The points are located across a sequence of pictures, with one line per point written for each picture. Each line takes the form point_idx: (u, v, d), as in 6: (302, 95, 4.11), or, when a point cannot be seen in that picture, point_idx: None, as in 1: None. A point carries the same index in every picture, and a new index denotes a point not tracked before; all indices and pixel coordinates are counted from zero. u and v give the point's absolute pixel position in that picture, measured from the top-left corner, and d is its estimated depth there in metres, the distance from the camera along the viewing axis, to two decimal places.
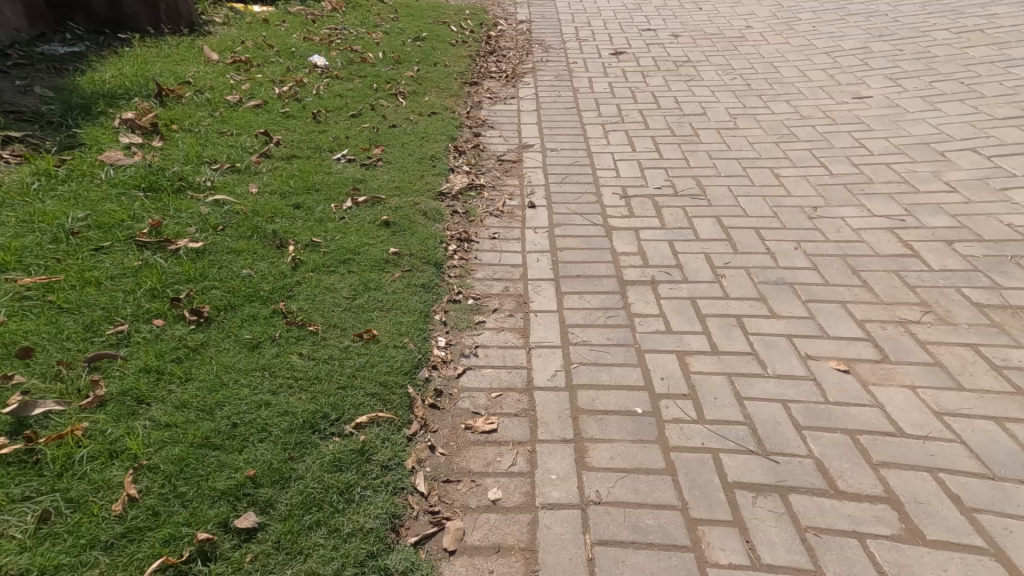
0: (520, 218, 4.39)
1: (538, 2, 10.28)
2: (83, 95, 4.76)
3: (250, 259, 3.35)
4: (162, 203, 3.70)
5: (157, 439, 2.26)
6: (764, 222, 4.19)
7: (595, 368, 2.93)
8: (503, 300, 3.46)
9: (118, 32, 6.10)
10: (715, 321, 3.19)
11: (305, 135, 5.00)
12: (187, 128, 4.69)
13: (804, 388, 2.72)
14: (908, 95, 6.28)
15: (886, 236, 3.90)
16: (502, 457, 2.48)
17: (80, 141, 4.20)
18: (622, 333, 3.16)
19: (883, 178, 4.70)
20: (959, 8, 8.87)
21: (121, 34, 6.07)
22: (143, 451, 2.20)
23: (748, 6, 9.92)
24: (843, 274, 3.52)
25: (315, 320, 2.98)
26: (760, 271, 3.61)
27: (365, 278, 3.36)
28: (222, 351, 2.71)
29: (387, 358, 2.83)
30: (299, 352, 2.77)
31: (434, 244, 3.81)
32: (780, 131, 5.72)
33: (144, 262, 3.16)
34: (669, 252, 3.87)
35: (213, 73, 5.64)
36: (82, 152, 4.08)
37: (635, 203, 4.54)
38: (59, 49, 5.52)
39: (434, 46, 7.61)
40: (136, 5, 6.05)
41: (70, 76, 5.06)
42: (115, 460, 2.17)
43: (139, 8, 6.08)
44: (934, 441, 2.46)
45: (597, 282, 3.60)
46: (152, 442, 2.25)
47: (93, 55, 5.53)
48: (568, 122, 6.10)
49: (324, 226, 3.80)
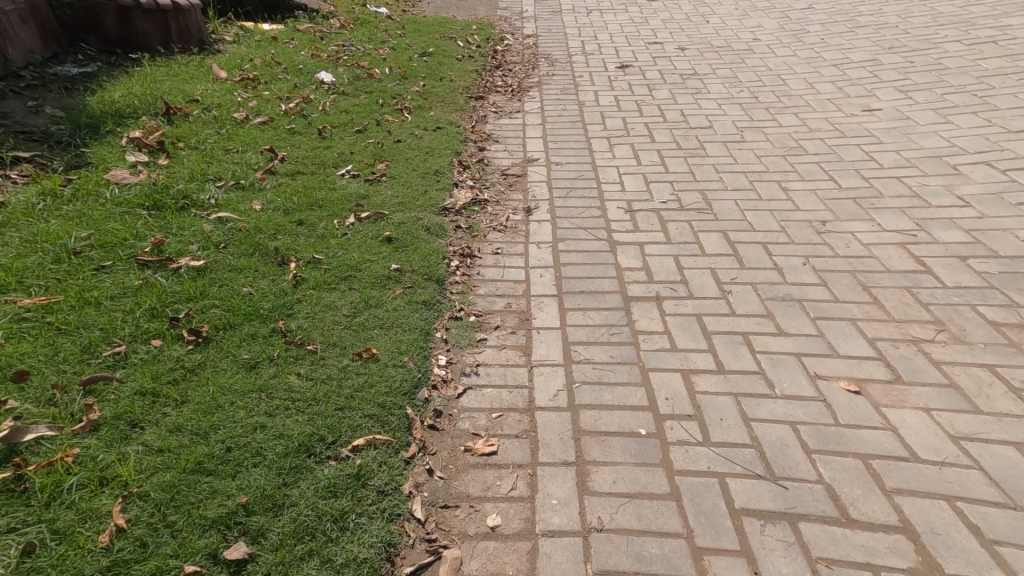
0: (524, 232, 4.36)
1: (545, 16, 10.34)
2: (92, 114, 4.82)
3: (251, 277, 3.35)
4: (166, 221, 3.72)
5: (148, 465, 2.23)
6: (772, 237, 4.13)
7: (598, 387, 2.87)
8: (505, 316, 3.43)
9: (129, 52, 6.20)
10: (721, 339, 3.13)
11: (310, 151, 5.03)
12: (193, 146, 4.73)
13: (813, 409, 2.64)
14: (918, 108, 6.21)
15: (897, 251, 3.83)
16: (502, 481, 2.42)
17: (87, 160, 4.24)
18: (626, 350, 3.10)
19: (893, 191, 4.63)
20: (971, 20, 8.79)
21: (132, 54, 6.16)
22: (134, 478, 2.18)
23: (755, 18, 9.91)
24: (853, 291, 3.45)
25: (314, 339, 2.96)
26: (768, 287, 3.55)
27: (366, 295, 3.34)
28: (219, 371, 2.69)
29: (386, 378, 2.80)
30: (297, 372, 2.75)
31: (436, 260, 3.79)
32: (788, 144, 5.67)
33: (145, 280, 3.17)
34: (674, 267, 3.83)
35: (220, 90, 5.71)
36: (88, 171, 4.13)
37: (640, 218, 4.50)
38: (71, 70, 5.62)
39: (440, 61, 7.66)
40: (148, 25, 6.16)
41: (80, 96, 5.14)
42: (104, 488, 2.15)
43: (150, 28, 6.20)
44: (951, 467, 2.37)
45: (601, 298, 3.56)
46: (144, 468, 2.23)
47: (104, 75, 5.61)
48: (573, 135, 6.10)
49: (326, 243, 3.80)
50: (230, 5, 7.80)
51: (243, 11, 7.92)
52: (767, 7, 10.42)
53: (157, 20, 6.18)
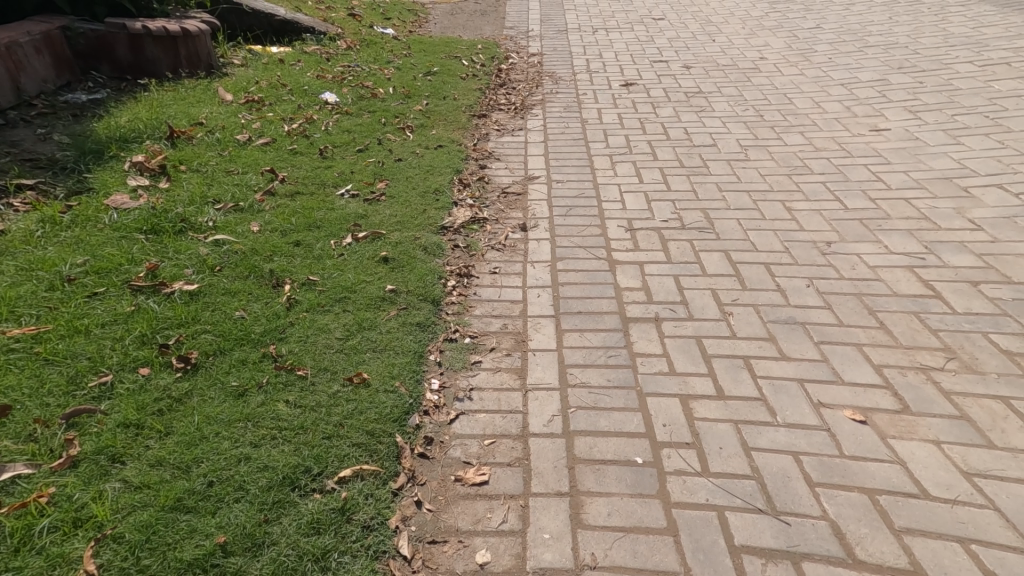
0: (522, 251, 4.32)
1: (551, 35, 10.40)
2: (98, 139, 4.86)
3: (244, 300, 3.39)
4: (163, 245, 3.74)
5: (125, 504, 2.23)
6: (775, 257, 4.07)
7: (594, 413, 2.79)
8: (501, 338, 3.38)
9: (139, 78, 6.25)
10: (722, 362, 3.05)
11: (311, 172, 5.03)
12: (195, 169, 4.75)
13: (817, 438, 2.55)
14: (928, 129, 6.16)
15: (905, 275, 3.74)
16: (492, 514, 2.35)
17: (89, 185, 4.26)
18: (623, 374, 3.03)
19: (901, 213, 4.56)
20: (983, 41, 8.76)
21: (142, 80, 6.21)
22: (109, 519, 2.17)
23: (762, 36, 9.93)
24: (859, 315, 3.36)
25: (305, 365, 3.00)
26: (770, 309, 3.48)
27: (360, 317, 3.37)
28: (206, 400, 2.73)
29: (375, 404, 2.81)
30: (286, 400, 2.78)
31: (432, 280, 3.77)
32: (793, 163, 5.62)
33: (136, 306, 3.20)
34: (675, 287, 3.77)
35: (225, 113, 5.75)
36: (89, 196, 4.14)
37: (641, 237, 4.45)
38: (81, 97, 5.67)
39: (445, 80, 7.70)
40: (157, 50, 6.21)
41: (86, 121, 5.18)
42: (77, 530, 2.14)
43: (159, 53, 6.25)
44: (963, 505, 2.27)
45: (599, 319, 3.50)
46: (120, 507, 2.22)
47: (112, 101, 5.67)
48: (575, 153, 6.08)
49: (322, 264, 3.81)
50: (239, 29, 7.89)
51: (252, 35, 8.00)
52: (773, 27, 10.44)
53: (167, 46, 6.24)
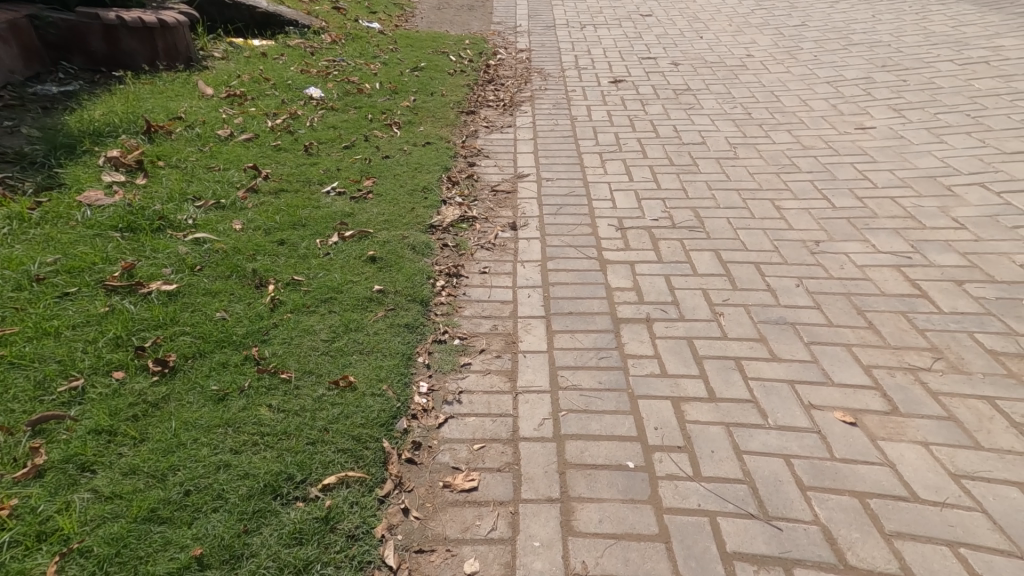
0: (512, 251, 4.30)
1: (539, 31, 10.32)
2: (70, 133, 4.72)
3: (226, 300, 3.35)
4: (139, 243, 3.67)
5: (94, 515, 2.18)
6: (764, 257, 4.07)
7: (585, 416, 2.78)
8: (491, 339, 3.40)
9: (114, 70, 6.07)
10: (712, 363, 3.06)
11: (295, 169, 4.93)
12: (173, 164, 4.63)
13: (808, 441, 2.53)
14: (912, 127, 6.19)
15: (892, 274, 3.75)
16: (481, 521, 2.32)
17: (60, 181, 4.13)
18: (615, 376, 3.03)
19: (887, 212, 4.57)
20: (964, 40, 8.85)
21: (116, 72, 6.03)
22: (76, 531, 2.12)
23: (749, 34, 9.94)
24: (848, 315, 3.36)
25: (289, 368, 2.97)
26: (760, 309, 3.50)
27: (346, 318, 3.35)
28: (184, 405, 2.69)
29: (362, 408, 2.79)
30: (269, 404, 2.75)
31: (420, 280, 3.76)
32: (781, 162, 5.63)
33: (110, 306, 3.15)
34: (666, 287, 3.79)
35: (206, 107, 5.62)
36: (60, 193, 4.02)
37: (631, 236, 4.43)
38: (51, 89, 5.51)
39: (432, 76, 7.60)
40: (134, 42, 6.04)
41: (58, 115, 5.03)
42: (42, 544, 2.08)
43: (136, 45, 6.07)
44: (952, 508, 2.27)
45: (590, 320, 3.53)
46: (89, 520, 2.17)
47: (85, 93, 5.51)
48: (564, 151, 6.04)
49: (307, 263, 3.78)
50: (220, 22, 7.77)
51: (233, 28, 7.85)
52: (760, 24, 10.46)
53: (143, 37, 6.07)
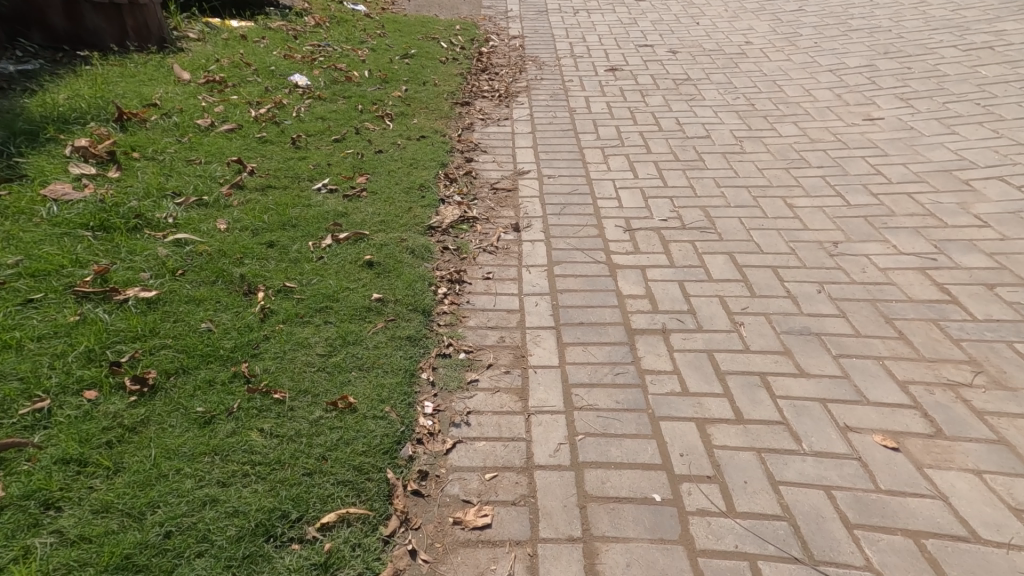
0: (516, 254, 4.08)
1: (531, 16, 10.01)
2: (31, 119, 4.41)
3: (210, 310, 3.11)
4: (113, 244, 3.41)
5: (58, 563, 1.95)
6: (781, 260, 3.88)
7: (604, 441, 2.62)
8: (498, 352, 3.20)
9: (78, 49, 5.76)
10: (736, 380, 2.90)
11: (282, 163, 4.66)
12: (149, 156, 4.35)
13: (849, 470, 2.35)
14: (922, 118, 6.00)
15: (918, 278, 3.56)
16: (497, 565, 2.14)
17: (21, 173, 3.85)
18: (633, 395, 2.88)
19: (905, 209, 4.37)
20: (964, 24, 8.66)
21: (81, 51, 5.71)
22: None
23: (746, 20, 9.69)
24: (876, 324, 3.17)
25: (282, 387, 2.74)
26: (782, 318, 3.32)
27: (344, 330, 3.12)
28: (165, 429, 2.44)
29: (364, 432, 2.57)
30: (260, 428, 2.52)
31: (421, 287, 3.55)
32: (790, 155, 5.42)
33: (82, 316, 2.89)
34: (680, 294, 3.60)
35: (183, 94, 5.31)
36: (22, 185, 3.74)
37: (640, 238, 4.22)
38: (9, 68, 5.21)
39: (423, 63, 7.31)
40: (98, 20, 5.73)
41: (17, 98, 4.72)
42: None
43: (101, 23, 5.75)
44: (1018, 550, 2.09)
45: (603, 331, 3.34)
46: (51, 569, 1.93)
47: (47, 74, 5.20)
48: (565, 145, 5.80)
49: (299, 268, 3.54)
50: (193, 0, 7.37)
51: (208, 7, 7.49)
52: (757, 9, 10.20)
53: (109, 14, 5.75)
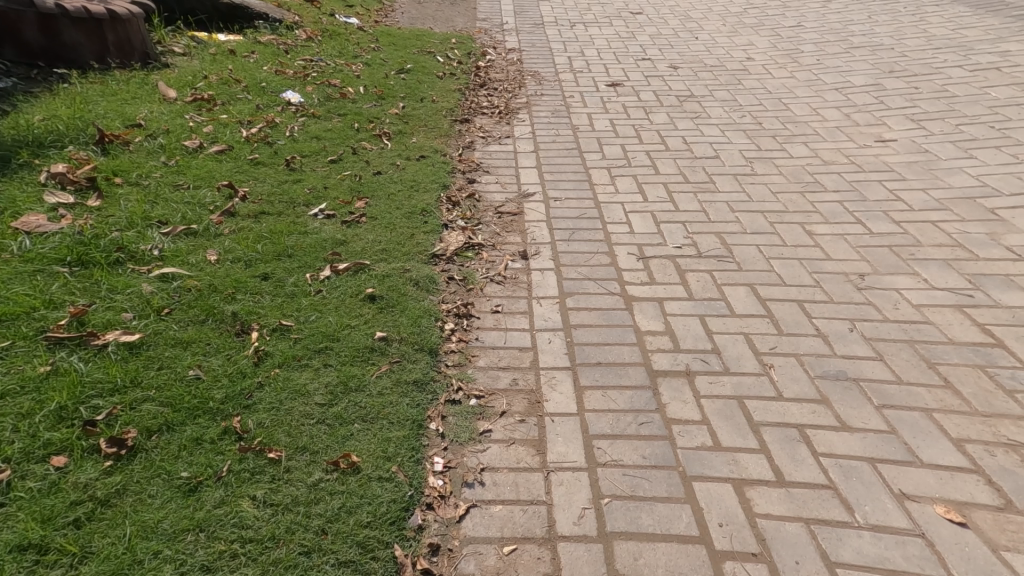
0: (525, 284, 3.84)
1: (527, 30, 9.85)
2: (4, 143, 4.17)
3: (199, 354, 2.85)
4: (92, 282, 3.16)
5: None
6: (806, 293, 3.66)
7: (634, 506, 2.40)
8: (511, 397, 2.94)
9: (54, 65, 5.49)
10: (774, 434, 2.70)
11: (276, 187, 4.42)
12: (133, 182, 4.11)
13: (912, 549, 2.22)
14: (936, 140, 5.86)
15: (955, 317, 3.39)
16: None
17: None
18: (660, 449, 2.65)
19: (931, 239, 4.19)
20: (967, 43, 8.59)
21: (58, 68, 5.46)
22: None
23: (746, 35, 9.57)
24: (919, 369, 3.02)
25: (278, 444, 2.47)
26: (815, 360, 3.11)
27: (345, 374, 2.87)
28: (144, 501, 2.17)
29: (368, 498, 2.32)
30: (252, 496, 2.25)
31: (428, 323, 3.30)
32: (804, 178, 5.24)
33: (53, 366, 2.63)
34: (703, 331, 3.37)
35: (168, 113, 5.06)
36: None
37: (655, 267, 4.00)
38: None
39: (419, 79, 7.11)
40: (77, 34, 5.46)
41: None
42: None
43: (80, 38, 5.49)
44: None
45: (624, 372, 3.10)
46: None
47: (23, 93, 4.95)
48: (571, 165, 5.59)
49: (296, 303, 3.29)
50: (179, 12, 7.13)
51: (195, 19, 7.25)
52: (756, 24, 10.10)
53: (89, 29, 5.50)
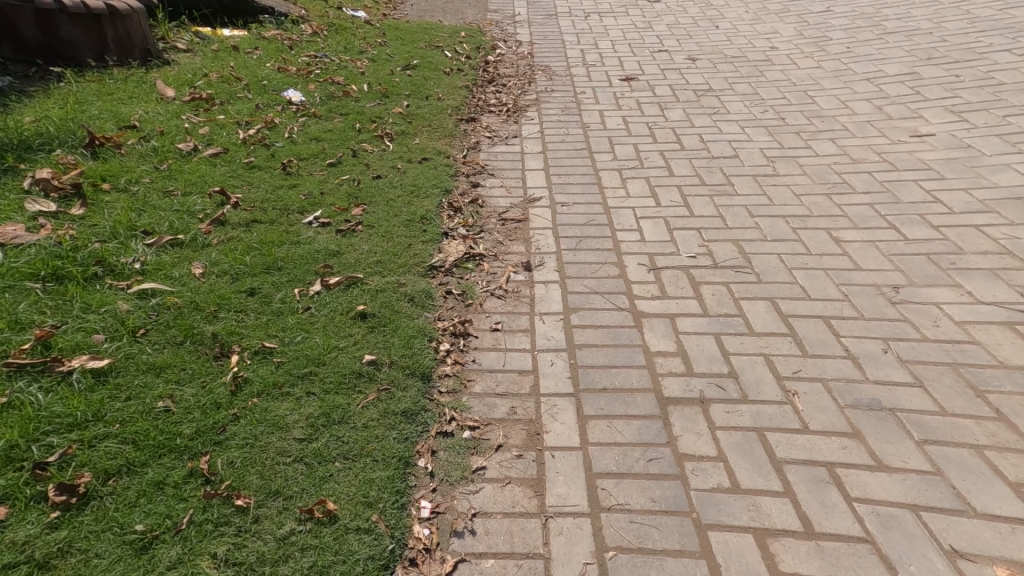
0: (528, 298, 3.57)
1: (540, 21, 9.53)
2: None
3: (172, 381, 2.63)
4: (66, 299, 2.97)
5: None
6: (836, 308, 3.34)
7: (642, 560, 2.14)
8: (508, 428, 2.68)
9: (52, 63, 5.35)
10: (801, 475, 2.41)
11: (271, 193, 4.20)
12: (121, 188, 3.92)
13: None
14: (979, 133, 5.45)
15: (1006, 335, 3.06)
16: None
17: None
18: (673, 491, 2.37)
19: (975, 246, 3.84)
20: (1013, 26, 8.05)
21: (56, 66, 5.31)
22: None
23: (769, 23, 9.13)
24: (965, 398, 2.71)
25: (248, 489, 2.25)
26: (846, 387, 2.80)
27: (329, 405, 2.63)
28: (89, 562, 1.97)
29: (343, 555, 2.09)
30: (213, 553, 2.04)
31: (421, 345, 3.05)
32: (830, 178, 4.88)
33: (9, 399, 2.43)
34: (720, 352, 3.07)
35: (164, 113, 4.88)
36: None
37: (667, 278, 3.70)
38: None
39: (426, 75, 6.85)
40: (76, 31, 5.31)
41: None
42: None
43: (80, 35, 5.33)
44: None
45: (632, 399, 2.81)
46: None
47: (16, 93, 4.81)
48: (580, 166, 5.30)
49: (282, 322, 3.07)
50: (183, 7, 6.95)
51: (199, 14, 7.07)
52: (780, 10, 9.65)
53: (88, 26, 5.34)
